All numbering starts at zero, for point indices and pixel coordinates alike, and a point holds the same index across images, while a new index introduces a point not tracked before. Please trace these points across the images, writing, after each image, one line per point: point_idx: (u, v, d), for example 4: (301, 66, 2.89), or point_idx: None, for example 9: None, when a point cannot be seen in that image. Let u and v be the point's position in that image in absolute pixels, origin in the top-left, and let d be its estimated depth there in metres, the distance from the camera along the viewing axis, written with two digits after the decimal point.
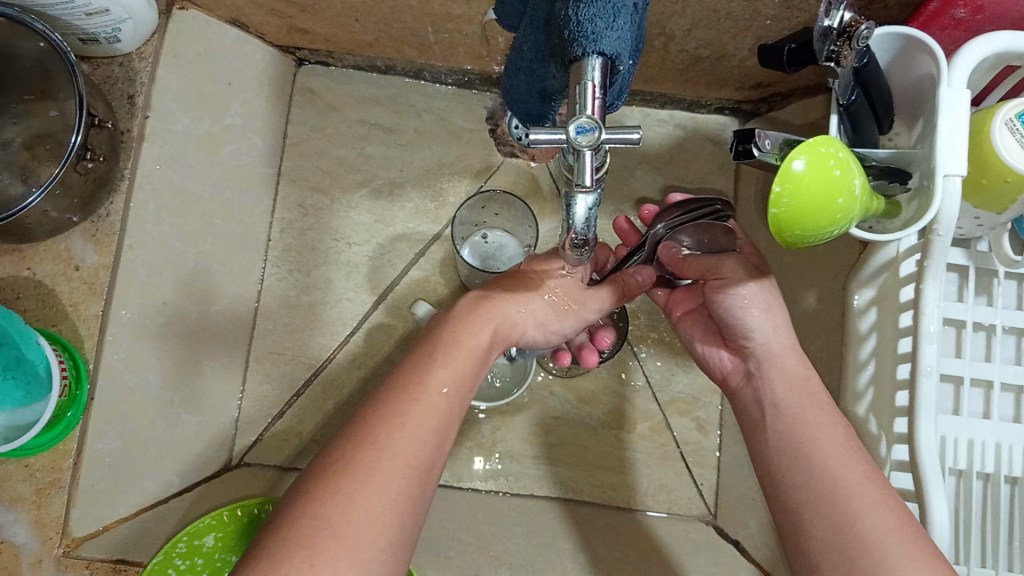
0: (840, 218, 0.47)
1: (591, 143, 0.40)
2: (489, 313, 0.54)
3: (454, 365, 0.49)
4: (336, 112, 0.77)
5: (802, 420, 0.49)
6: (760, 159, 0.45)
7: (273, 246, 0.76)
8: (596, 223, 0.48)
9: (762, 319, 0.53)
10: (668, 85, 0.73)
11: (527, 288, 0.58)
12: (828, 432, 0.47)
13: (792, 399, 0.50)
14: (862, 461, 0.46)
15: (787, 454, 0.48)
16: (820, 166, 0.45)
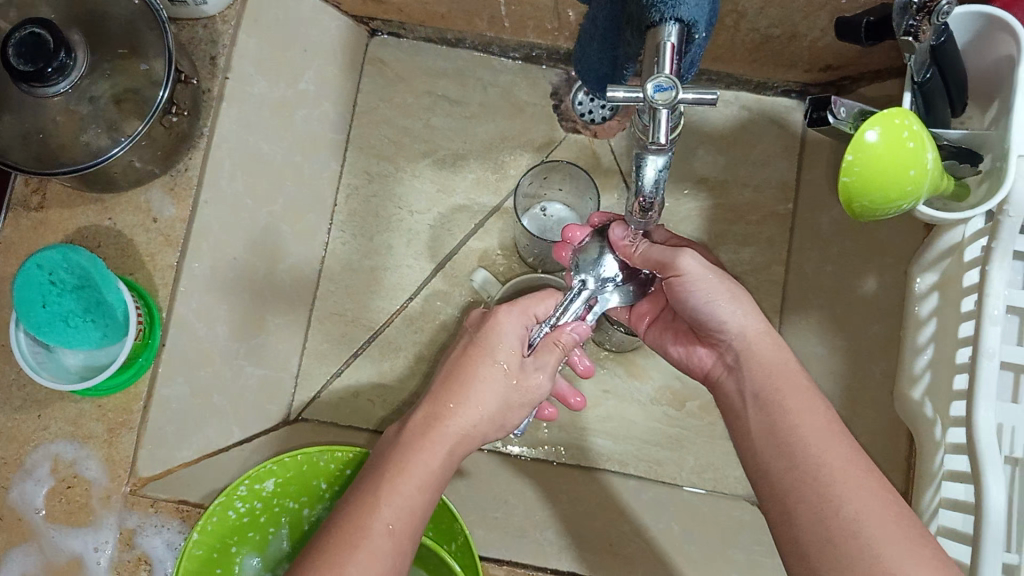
0: (910, 192, 0.47)
1: (668, 102, 0.41)
2: (440, 432, 0.51)
3: (411, 493, 0.48)
4: (405, 83, 0.79)
5: (786, 402, 0.48)
6: (834, 128, 0.45)
7: (337, 211, 0.78)
8: (664, 188, 0.49)
9: (737, 310, 0.53)
10: (735, 65, 0.74)
11: (471, 372, 0.53)
12: (809, 414, 0.47)
13: (771, 386, 0.50)
14: (845, 442, 0.45)
15: (766, 440, 0.48)
16: (892, 138, 0.45)
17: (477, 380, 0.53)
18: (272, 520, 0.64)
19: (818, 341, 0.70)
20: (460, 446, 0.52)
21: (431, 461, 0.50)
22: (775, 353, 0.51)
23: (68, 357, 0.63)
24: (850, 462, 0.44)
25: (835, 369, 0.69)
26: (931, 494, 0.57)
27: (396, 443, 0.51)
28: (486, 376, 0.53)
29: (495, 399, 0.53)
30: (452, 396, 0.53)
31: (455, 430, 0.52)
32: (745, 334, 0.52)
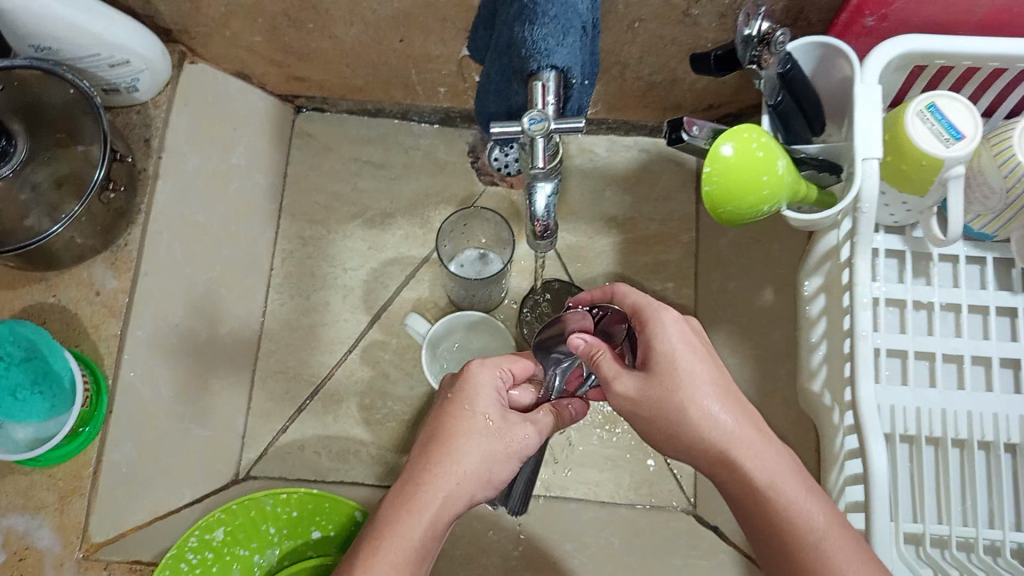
0: (769, 196, 0.53)
1: (543, 131, 0.48)
2: (424, 501, 0.48)
3: (390, 570, 0.46)
4: (332, 152, 0.85)
5: (782, 525, 0.45)
6: (687, 142, 0.52)
7: (275, 275, 0.83)
8: (555, 212, 0.55)
9: (703, 417, 0.47)
10: (630, 112, 0.82)
11: (455, 425, 0.50)
12: (807, 534, 0.45)
13: (759, 505, 0.46)
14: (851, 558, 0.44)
15: (773, 558, 0.47)
16: (744, 150, 0.52)
17: (463, 448, 0.49)
18: (225, 569, 0.64)
19: (729, 352, 0.76)
20: (445, 511, 0.48)
21: (418, 530, 0.47)
22: (753, 444, 0.47)
23: (17, 431, 0.64)
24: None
25: (748, 377, 0.75)
26: (836, 476, 0.62)
27: (386, 508, 0.49)
28: (467, 429, 0.50)
29: (480, 461, 0.49)
30: (441, 451, 0.50)
31: (442, 495, 0.48)
32: (719, 446, 0.47)
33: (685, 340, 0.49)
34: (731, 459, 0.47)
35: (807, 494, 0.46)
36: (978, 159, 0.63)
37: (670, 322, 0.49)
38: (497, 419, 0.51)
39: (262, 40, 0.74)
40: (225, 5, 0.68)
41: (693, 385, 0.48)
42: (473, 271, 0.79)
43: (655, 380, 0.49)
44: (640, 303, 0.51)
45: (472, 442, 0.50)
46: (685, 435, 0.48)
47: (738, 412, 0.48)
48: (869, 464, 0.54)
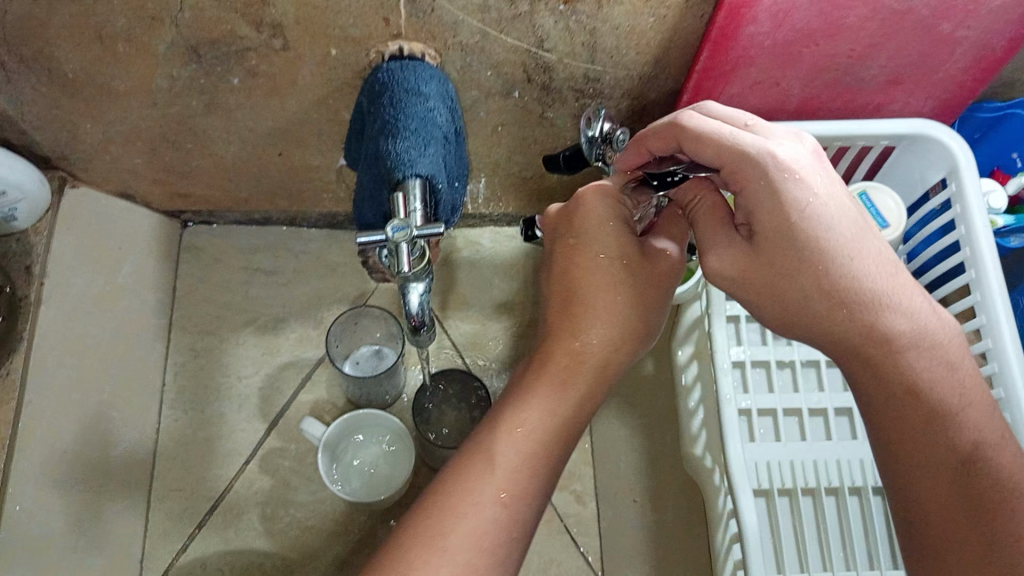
0: None
1: (405, 237, 0.51)
2: (575, 366, 0.50)
3: (511, 452, 0.46)
4: (222, 264, 0.87)
5: (910, 360, 0.47)
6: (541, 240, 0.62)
7: (168, 389, 0.83)
8: (430, 307, 0.58)
9: (844, 269, 0.47)
10: (510, 204, 0.87)
11: (586, 278, 0.51)
12: (940, 382, 0.47)
13: (928, 348, 0.47)
14: (977, 409, 0.46)
15: (888, 395, 0.47)
16: None
17: (597, 296, 0.50)
18: None
19: (619, 423, 0.78)
20: (579, 382, 0.49)
21: (553, 405, 0.48)
22: (923, 337, 0.47)
23: None
24: (1008, 465, 0.45)
25: (639, 446, 0.77)
26: (723, 533, 0.66)
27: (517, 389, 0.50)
28: (597, 278, 0.51)
29: (612, 323, 0.50)
30: (574, 315, 0.51)
31: (556, 384, 0.49)
32: (872, 296, 0.48)
33: (826, 187, 0.48)
34: (880, 313, 0.48)
35: (968, 405, 0.46)
36: None
37: (807, 171, 0.47)
38: (633, 259, 0.52)
39: (143, 162, 0.76)
40: (102, 132, 0.70)
41: (847, 237, 0.47)
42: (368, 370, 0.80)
43: (772, 238, 0.47)
44: (741, 155, 0.47)
45: (602, 289, 0.51)
46: (850, 296, 0.47)
47: (913, 302, 0.48)
48: (741, 520, 0.61)
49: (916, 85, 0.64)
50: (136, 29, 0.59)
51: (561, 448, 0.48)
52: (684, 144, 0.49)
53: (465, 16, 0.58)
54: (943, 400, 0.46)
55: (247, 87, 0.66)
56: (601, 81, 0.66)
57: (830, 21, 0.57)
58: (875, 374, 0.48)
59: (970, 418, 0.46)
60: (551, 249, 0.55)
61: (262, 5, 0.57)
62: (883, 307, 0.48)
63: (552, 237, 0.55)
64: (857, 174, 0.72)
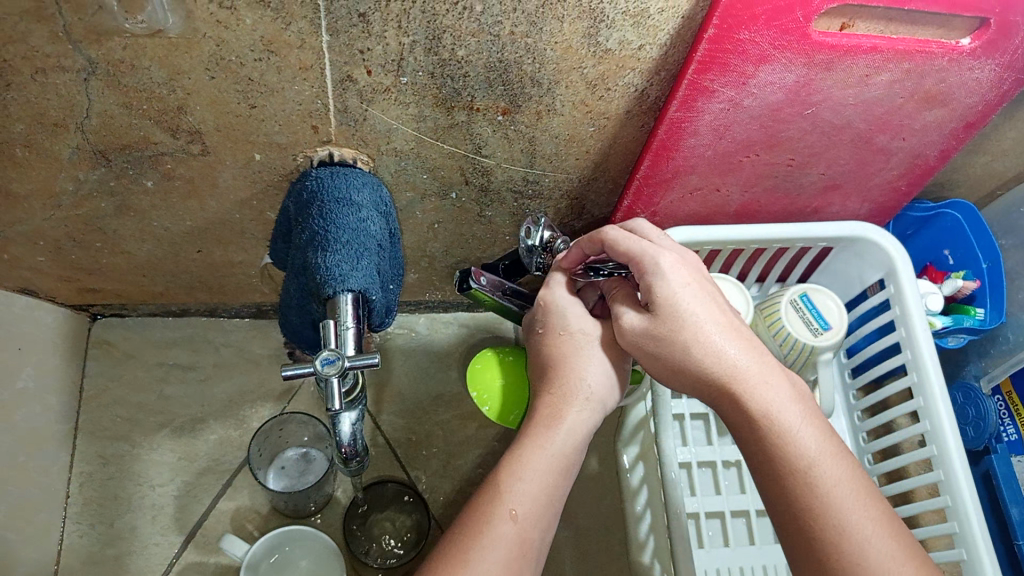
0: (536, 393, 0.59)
1: (336, 371, 0.48)
2: (564, 399, 0.49)
3: (534, 481, 0.44)
4: (134, 359, 0.81)
5: (766, 420, 0.44)
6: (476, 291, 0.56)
7: (71, 502, 0.75)
8: (362, 433, 0.54)
9: (710, 354, 0.45)
10: (444, 292, 0.84)
11: (554, 350, 0.52)
12: (800, 445, 0.42)
13: (787, 405, 0.44)
14: (845, 474, 0.42)
15: (756, 461, 0.44)
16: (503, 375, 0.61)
17: (568, 352, 0.51)
18: None
19: (565, 525, 0.75)
20: (575, 406, 0.49)
21: (561, 437, 0.47)
22: (784, 399, 0.44)
23: None
24: (859, 534, 0.39)
25: (586, 550, 0.74)
26: None
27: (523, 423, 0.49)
28: (562, 347, 0.51)
29: (590, 366, 0.50)
30: (555, 361, 0.51)
31: (554, 407, 0.48)
32: (726, 363, 0.45)
33: (683, 281, 0.46)
34: (737, 388, 0.45)
35: (807, 435, 0.43)
36: (756, 329, 0.68)
37: (669, 265, 0.46)
38: (586, 328, 0.52)
39: (47, 260, 0.70)
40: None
41: (695, 325, 0.46)
42: (296, 478, 0.74)
43: (656, 323, 0.46)
44: (634, 252, 0.47)
45: (577, 343, 0.51)
46: (691, 354, 0.46)
47: (767, 371, 0.45)
48: None
49: (851, 189, 0.65)
50: (37, 134, 0.54)
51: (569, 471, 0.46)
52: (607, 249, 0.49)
53: (399, 125, 0.56)
54: (793, 463, 0.42)
55: (163, 189, 0.62)
56: (540, 183, 0.64)
57: (769, 134, 0.57)
58: (745, 449, 0.45)
59: (826, 478, 0.41)
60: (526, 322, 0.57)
61: (179, 113, 0.53)
62: (747, 386, 0.45)
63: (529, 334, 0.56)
64: (796, 270, 0.71)
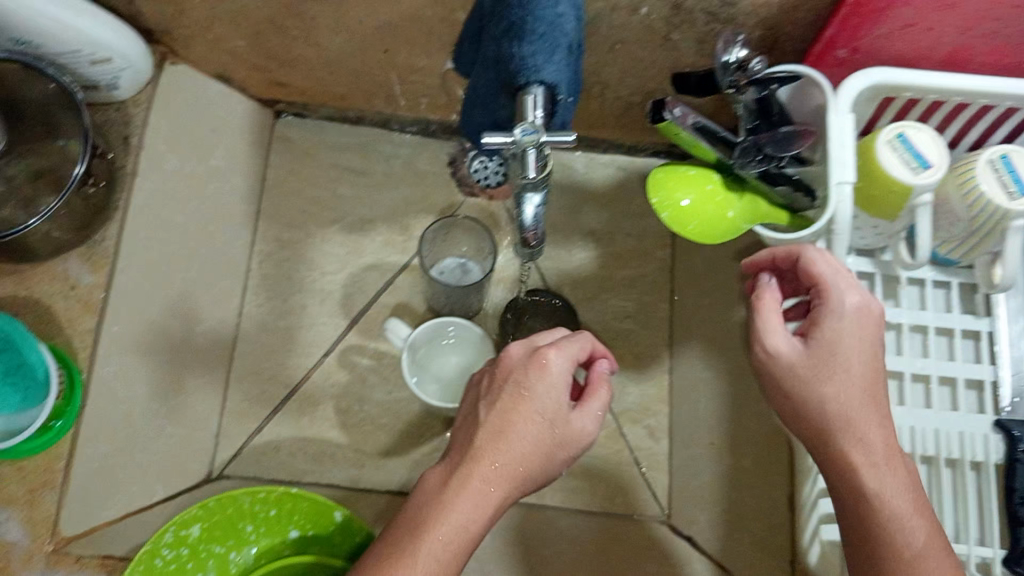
0: (721, 200, 0.58)
1: (533, 143, 0.49)
2: (480, 476, 0.50)
3: (449, 541, 0.48)
4: (312, 158, 0.86)
5: (859, 481, 0.48)
6: (672, 123, 0.53)
7: (252, 276, 0.83)
8: (543, 222, 0.57)
9: (834, 396, 0.49)
10: (608, 131, 0.84)
11: (513, 425, 0.52)
12: (893, 501, 0.47)
13: (888, 455, 0.48)
14: (930, 534, 0.46)
15: (854, 516, 0.48)
16: (699, 195, 0.58)
17: (520, 434, 0.51)
18: (201, 567, 0.64)
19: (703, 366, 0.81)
20: (501, 487, 0.51)
21: (476, 508, 0.49)
22: (882, 445, 0.48)
23: None
24: None
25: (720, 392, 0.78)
26: (811, 485, 0.64)
27: (440, 489, 0.50)
28: (523, 438, 0.51)
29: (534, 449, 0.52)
30: (500, 437, 0.51)
31: (507, 475, 0.51)
32: (841, 416, 0.49)
33: (856, 327, 0.50)
34: (848, 451, 0.49)
35: (902, 494, 0.47)
36: (945, 188, 0.64)
37: (846, 309, 0.50)
38: (557, 415, 0.52)
39: (245, 45, 0.75)
40: (210, 9, 0.69)
41: (839, 372, 0.50)
42: (456, 278, 0.80)
43: (809, 360, 0.50)
44: (830, 281, 0.51)
45: (529, 434, 0.52)
46: (824, 416, 0.50)
47: (874, 418, 0.49)
48: None
49: None
50: None
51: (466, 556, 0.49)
52: (806, 265, 0.52)
53: None
54: (890, 520, 0.47)
55: None
56: (737, 5, 0.62)
57: None
58: (833, 477, 0.50)
59: (913, 526, 0.46)
60: (510, 351, 0.55)
61: None
62: (853, 454, 0.49)
63: (506, 360, 0.54)
64: (997, 134, 0.68)
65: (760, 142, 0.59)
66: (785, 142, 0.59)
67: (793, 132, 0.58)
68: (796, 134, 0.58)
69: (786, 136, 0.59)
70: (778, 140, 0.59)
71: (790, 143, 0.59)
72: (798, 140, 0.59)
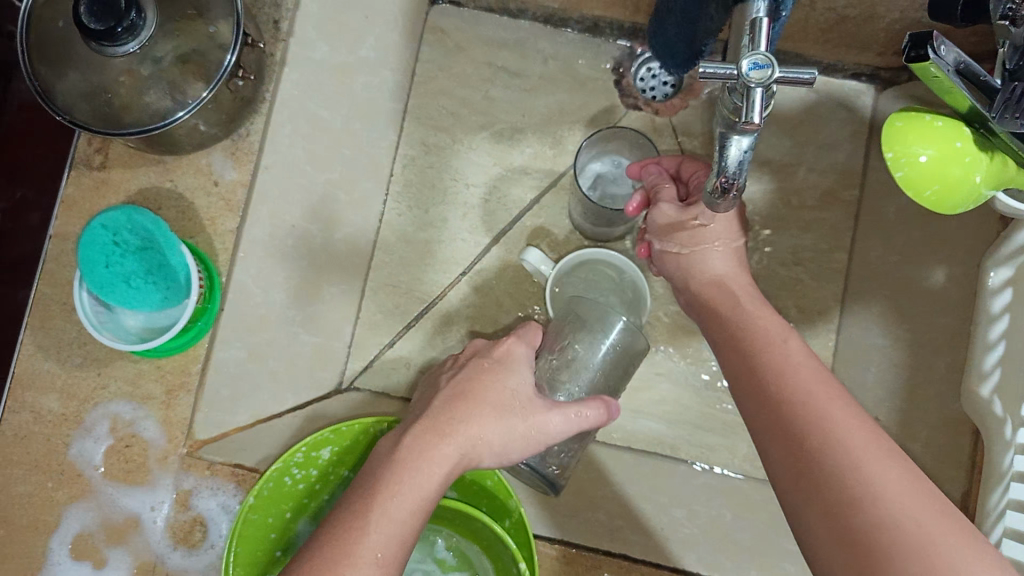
0: (968, 163, 0.48)
1: (762, 80, 0.40)
2: (438, 450, 0.50)
3: (397, 515, 0.47)
4: (464, 53, 0.77)
5: (790, 390, 0.46)
6: (935, 66, 0.43)
7: (394, 181, 0.75)
8: (747, 169, 0.47)
9: (764, 338, 0.51)
10: (806, 45, 0.71)
11: (464, 405, 0.52)
12: (826, 406, 0.44)
13: (798, 375, 0.47)
14: (859, 425, 0.43)
15: (778, 436, 0.45)
16: (943, 151, 0.47)
17: (482, 400, 0.52)
18: (327, 485, 0.64)
19: (880, 333, 0.70)
20: (444, 464, 0.50)
21: (431, 468, 0.49)
22: (829, 404, 0.44)
23: (128, 318, 0.64)
24: (862, 465, 0.41)
25: (895, 362, 0.68)
26: (999, 494, 0.57)
27: (390, 452, 0.50)
28: (501, 395, 0.53)
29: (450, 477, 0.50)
30: (441, 413, 0.52)
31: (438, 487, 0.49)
32: (770, 368, 0.49)
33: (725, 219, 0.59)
34: (774, 379, 0.48)
35: (831, 402, 0.44)
36: None
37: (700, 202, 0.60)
38: (525, 400, 0.53)
39: None
40: None
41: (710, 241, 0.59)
42: (611, 194, 0.73)
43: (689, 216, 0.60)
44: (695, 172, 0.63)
45: (465, 401, 0.52)
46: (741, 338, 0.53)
47: (837, 403, 0.44)
48: None
49: None
50: None
51: (419, 528, 0.48)
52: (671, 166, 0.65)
53: None
54: (816, 422, 0.44)
55: None
56: None
57: None
58: (769, 440, 0.46)
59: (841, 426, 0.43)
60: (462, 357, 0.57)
61: None
62: (788, 392, 0.46)
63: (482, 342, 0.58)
64: None
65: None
66: None
67: None
68: None
69: None
70: None
71: None
72: None
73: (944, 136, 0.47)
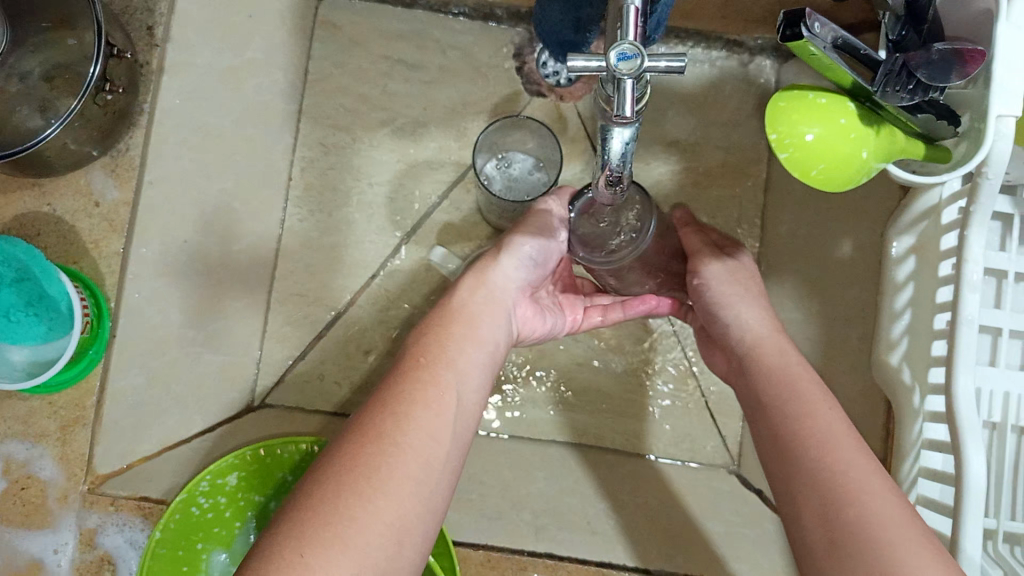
0: (855, 140, 0.47)
1: (632, 71, 0.38)
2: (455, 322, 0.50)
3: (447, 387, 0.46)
4: (361, 48, 0.74)
5: (788, 394, 0.47)
6: (812, 44, 0.42)
7: (294, 185, 0.73)
8: (632, 161, 0.46)
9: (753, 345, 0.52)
10: (704, 22, 0.70)
11: (469, 287, 0.54)
12: (819, 416, 0.45)
13: (793, 383, 0.48)
14: (854, 443, 0.43)
15: (775, 447, 0.46)
16: (828, 129, 0.46)
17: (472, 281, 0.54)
18: (238, 513, 0.62)
19: (793, 306, 0.69)
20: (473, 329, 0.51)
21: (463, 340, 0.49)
22: (826, 416, 0.45)
23: (12, 352, 0.60)
24: (858, 477, 0.41)
25: (811, 336, 0.68)
26: (910, 462, 0.57)
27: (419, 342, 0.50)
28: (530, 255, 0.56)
29: (482, 381, 0.49)
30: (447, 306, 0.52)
31: (472, 395, 0.48)
32: (774, 375, 0.49)
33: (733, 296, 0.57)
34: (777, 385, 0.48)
35: (828, 414, 0.45)
36: None
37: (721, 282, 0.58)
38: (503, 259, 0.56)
39: None
40: None
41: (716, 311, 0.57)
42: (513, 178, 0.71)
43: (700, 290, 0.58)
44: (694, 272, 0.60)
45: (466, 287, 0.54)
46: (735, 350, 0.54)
47: (840, 426, 0.45)
48: (962, 468, 0.49)
49: None
50: None
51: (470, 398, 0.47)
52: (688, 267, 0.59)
53: None
54: (812, 435, 0.44)
55: None
56: None
57: None
58: (767, 445, 0.47)
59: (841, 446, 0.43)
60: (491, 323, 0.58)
61: None
62: (788, 399, 0.47)
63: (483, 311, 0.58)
64: None
65: (909, 63, 0.45)
66: (938, 65, 0.45)
67: (952, 54, 0.44)
68: (956, 57, 0.44)
69: (942, 59, 0.45)
70: (929, 62, 0.45)
71: (943, 68, 0.45)
72: (955, 65, 0.44)
73: (829, 112, 0.46)
